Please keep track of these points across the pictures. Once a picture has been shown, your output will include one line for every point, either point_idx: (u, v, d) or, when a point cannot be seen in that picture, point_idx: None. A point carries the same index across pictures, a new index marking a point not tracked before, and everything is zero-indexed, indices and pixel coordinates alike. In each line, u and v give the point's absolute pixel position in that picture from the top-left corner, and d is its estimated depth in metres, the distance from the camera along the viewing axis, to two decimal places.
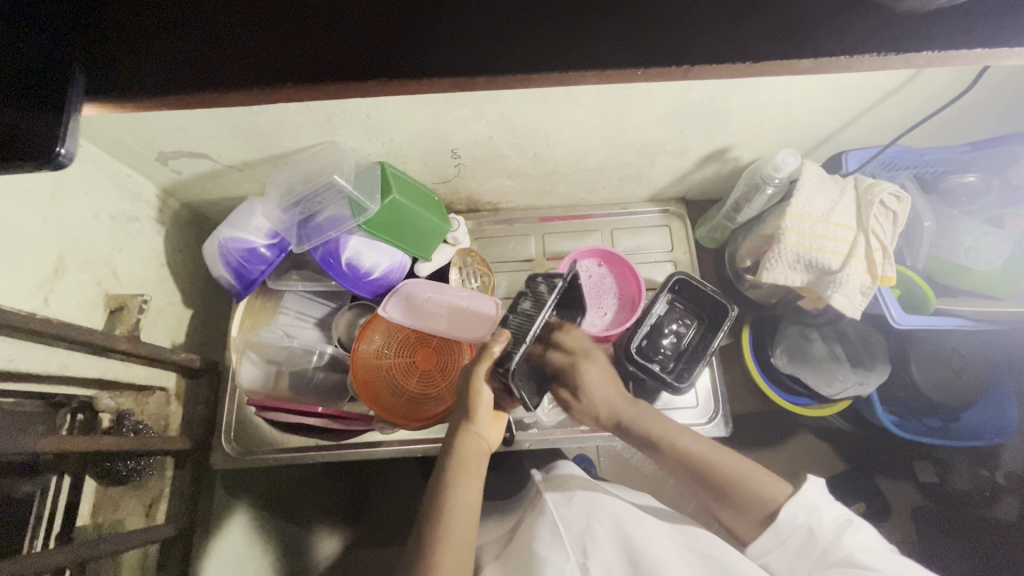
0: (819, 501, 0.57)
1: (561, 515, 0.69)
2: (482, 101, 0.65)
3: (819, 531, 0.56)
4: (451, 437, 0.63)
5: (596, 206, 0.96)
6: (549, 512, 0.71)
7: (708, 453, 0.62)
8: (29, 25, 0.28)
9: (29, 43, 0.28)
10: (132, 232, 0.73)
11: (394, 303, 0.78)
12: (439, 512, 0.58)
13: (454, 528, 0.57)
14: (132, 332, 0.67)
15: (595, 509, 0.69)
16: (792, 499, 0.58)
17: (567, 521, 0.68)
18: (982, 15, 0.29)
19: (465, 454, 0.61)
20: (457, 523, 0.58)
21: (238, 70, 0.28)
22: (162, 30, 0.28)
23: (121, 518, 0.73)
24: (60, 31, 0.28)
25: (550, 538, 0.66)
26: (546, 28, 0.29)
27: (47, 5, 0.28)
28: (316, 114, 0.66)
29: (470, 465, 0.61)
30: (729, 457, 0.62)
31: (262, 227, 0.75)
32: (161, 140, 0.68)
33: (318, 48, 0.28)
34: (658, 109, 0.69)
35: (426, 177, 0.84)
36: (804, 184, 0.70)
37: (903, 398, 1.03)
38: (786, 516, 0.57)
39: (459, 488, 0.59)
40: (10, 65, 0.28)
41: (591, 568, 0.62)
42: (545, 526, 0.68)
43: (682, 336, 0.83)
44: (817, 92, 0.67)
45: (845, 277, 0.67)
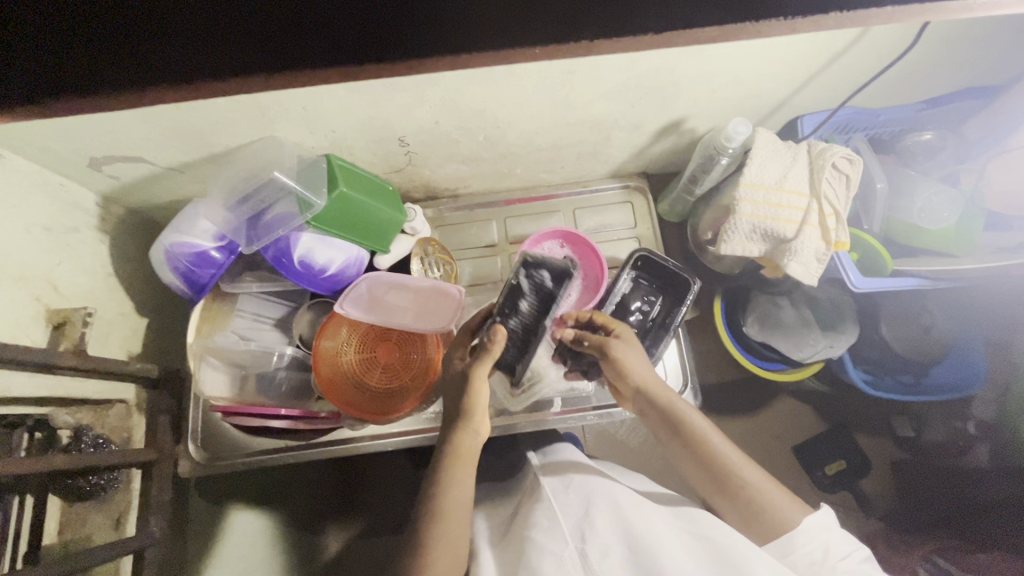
0: (833, 524, 0.61)
1: (558, 501, 0.69)
2: (421, 85, 0.62)
3: (834, 551, 0.59)
4: (445, 433, 0.64)
5: (557, 186, 0.94)
6: (546, 498, 0.70)
7: (737, 459, 0.64)
8: None
9: None
10: (72, 243, 0.70)
11: (361, 288, 0.77)
12: (436, 497, 0.60)
13: (450, 516, 0.59)
14: (77, 347, 0.65)
15: (592, 496, 0.68)
16: (814, 518, 0.60)
17: (565, 507, 0.68)
18: None
19: (459, 449, 0.63)
20: (456, 512, 0.60)
21: None
22: None
23: (89, 533, 0.72)
24: None
25: (549, 524, 0.65)
26: None
27: None
28: (249, 109, 0.63)
29: (463, 462, 0.62)
30: (758, 474, 0.63)
31: (209, 230, 0.72)
32: (90, 146, 0.65)
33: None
34: (605, 84, 0.67)
35: (377, 168, 0.81)
36: (757, 153, 0.69)
37: (874, 357, 1.05)
38: (802, 536, 0.59)
39: (455, 480, 0.61)
40: None
41: (590, 553, 0.60)
42: (544, 513, 0.68)
43: (648, 309, 0.81)
44: (764, 57, 0.66)
45: (800, 245, 0.66)
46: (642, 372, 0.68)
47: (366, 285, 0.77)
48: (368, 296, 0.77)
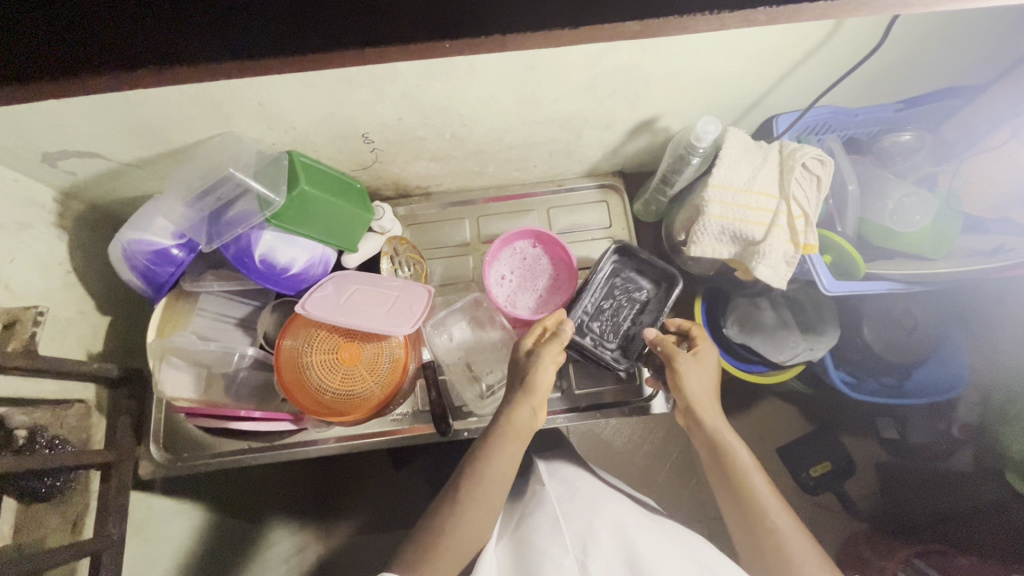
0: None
1: (562, 510, 0.68)
2: (379, 80, 0.61)
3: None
4: (507, 406, 0.67)
5: (532, 185, 0.93)
6: (552, 505, 0.69)
7: (772, 501, 0.62)
8: None
9: None
10: (26, 240, 0.69)
11: (327, 289, 0.76)
12: (477, 468, 0.63)
13: (486, 489, 0.63)
14: (27, 348, 0.63)
15: (596, 508, 0.67)
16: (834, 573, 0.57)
17: (569, 516, 0.66)
18: None
19: (513, 427, 0.65)
20: (492, 486, 0.63)
21: None
22: None
23: (43, 535, 0.69)
24: None
25: (549, 532, 0.64)
26: None
27: None
28: (202, 103, 0.61)
29: (511, 442, 0.64)
30: (792, 526, 0.60)
31: (168, 227, 0.70)
32: (41, 140, 0.63)
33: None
34: (571, 80, 0.65)
35: (344, 165, 0.80)
36: (725, 152, 0.67)
37: (855, 359, 1.03)
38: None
39: (497, 456, 0.64)
40: None
41: (590, 565, 0.59)
42: (545, 521, 0.66)
43: (636, 293, 0.81)
44: (733, 54, 0.64)
45: (768, 247, 0.65)
46: (702, 391, 0.68)
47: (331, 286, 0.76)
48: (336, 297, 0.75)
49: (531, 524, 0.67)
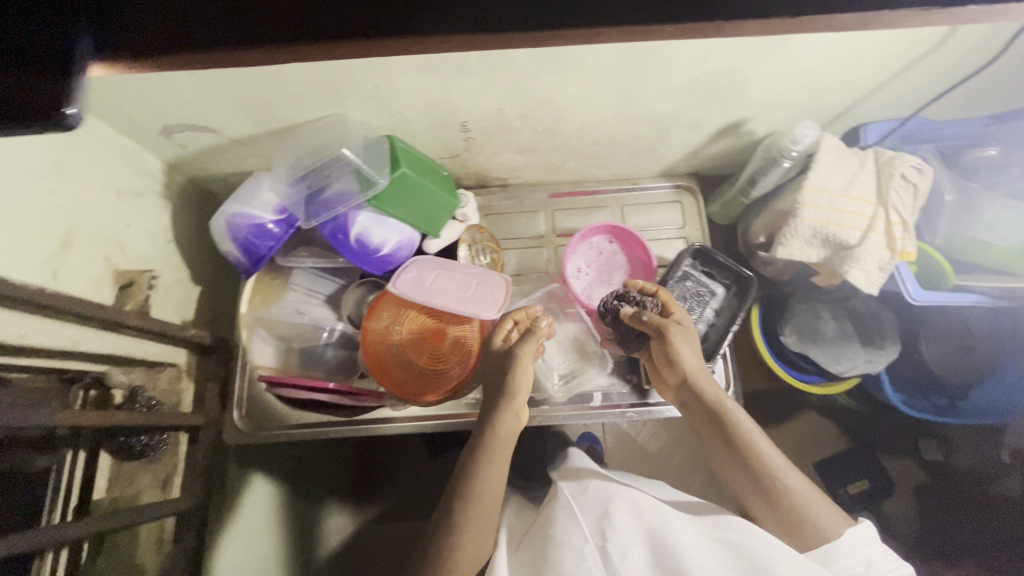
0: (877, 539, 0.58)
1: (578, 501, 0.67)
2: (492, 70, 0.63)
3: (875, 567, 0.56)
4: (491, 413, 0.69)
5: (606, 182, 0.94)
6: (564, 499, 0.68)
7: (779, 463, 0.63)
8: None
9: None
10: (139, 207, 0.72)
11: (411, 273, 0.77)
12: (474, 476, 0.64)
13: (482, 495, 0.63)
14: (141, 309, 0.68)
15: (613, 496, 0.67)
16: (858, 529, 0.58)
17: (583, 506, 0.66)
18: None
19: (501, 432, 0.67)
20: (491, 488, 0.64)
21: (247, 27, 0.27)
22: None
23: (137, 492, 0.74)
24: None
25: (568, 522, 0.64)
26: None
27: None
28: (323, 85, 0.64)
29: (500, 447, 0.66)
30: (796, 477, 0.63)
31: (270, 202, 0.73)
32: (165, 112, 0.66)
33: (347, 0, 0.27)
34: (673, 78, 0.67)
35: (435, 152, 0.82)
36: (822, 157, 0.68)
37: (909, 376, 1.03)
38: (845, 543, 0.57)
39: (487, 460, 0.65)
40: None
41: (610, 550, 0.59)
42: (562, 512, 0.66)
43: (711, 296, 0.81)
44: (838, 60, 0.65)
45: (863, 252, 0.66)
46: (692, 361, 0.69)
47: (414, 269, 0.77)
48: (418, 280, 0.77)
49: (550, 515, 0.67)
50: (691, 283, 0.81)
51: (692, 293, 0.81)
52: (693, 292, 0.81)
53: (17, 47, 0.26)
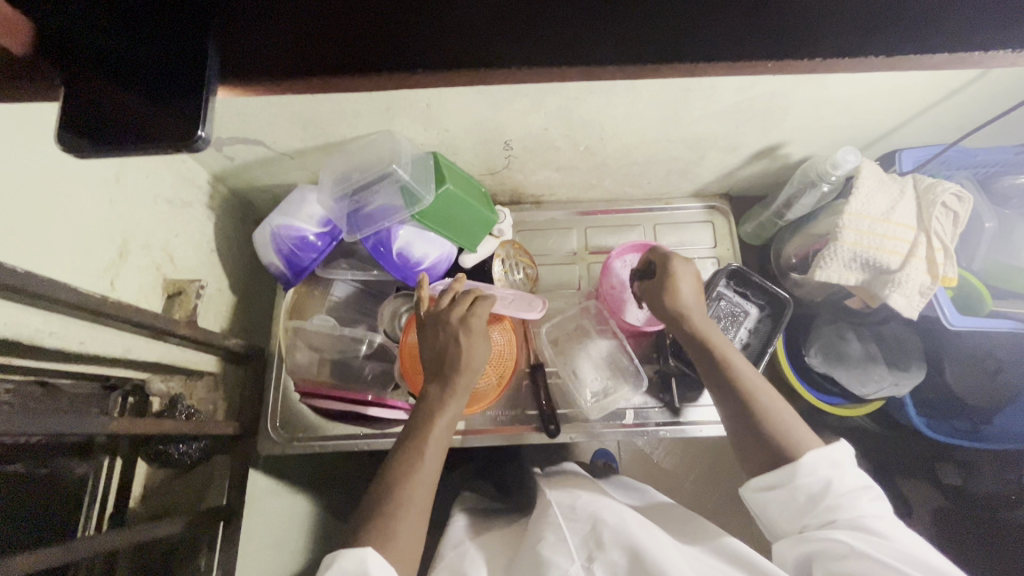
0: (845, 460, 0.57)
1: (565, 516, 0.66)
2: (543, 93, 0.64)
3: (837, 486, 0.55)
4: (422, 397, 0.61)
5: (638, 201, 0.95)
6: (552, 514, 0.66)
7: (761, 388, 0.61)
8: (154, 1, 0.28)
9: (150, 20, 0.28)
10: (186, 217, 0.73)
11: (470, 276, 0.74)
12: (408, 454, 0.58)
13: (419, 489, 0.56)
14: (190, 316, 0.68)
15: (599, 510, 0.65)
16: (818, 451, 0.57)
17: (572, 522, 0.65)
18: None
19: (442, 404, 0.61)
20: (431, 466, 0.58)
21: (360, 55, 0.28)
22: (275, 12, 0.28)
23: (173, 500, 0.74)
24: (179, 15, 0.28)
25: (554, 540, 0.63)
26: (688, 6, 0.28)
27: None
28: (377, 103, 0.65)
29: (432, 438, 0.59)
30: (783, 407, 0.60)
31: (315, 215, 0.75)
32: (219, 125, 0.68)
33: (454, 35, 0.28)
34: (717, 103, 0.68)
35: (474, 169, 0.83)
36: (862, 182, 0.69)
37: (932, 399, 1.03)
38: (806, 468, 0.56)
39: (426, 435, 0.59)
40: (131, 44, 0.27)
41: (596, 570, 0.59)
42: (549, 528, 0.65)
43: (744, 316, 0.81)
44: (880, 90, 0.67)
45: (905, 276, 0.66)
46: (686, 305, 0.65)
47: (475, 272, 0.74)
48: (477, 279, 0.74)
49: (539, 532, 0.65)
50: (725, 304, 0.81)
51: (727, 315, 0.81)
52: (727, 314, 0.81)
53: (153, 72, 0.27)
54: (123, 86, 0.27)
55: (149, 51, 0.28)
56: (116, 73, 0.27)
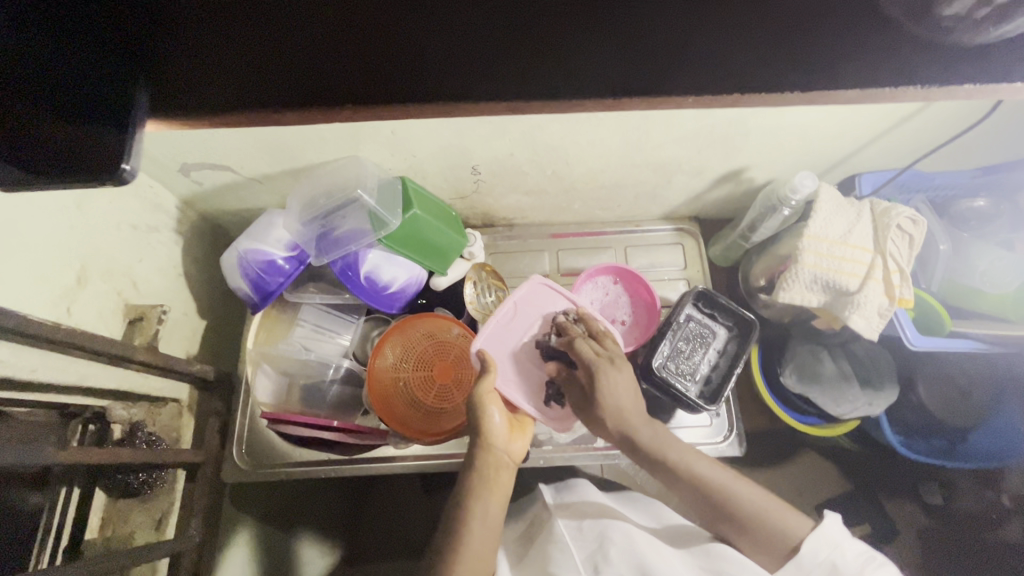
0: (840, 538, 0.56)
1: (573, 537, 0.69)
2: (505, 120, 0.65)
3: (844, 566, 0.55)
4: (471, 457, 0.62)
5: (610, 223, 0.97)
6: (561, 533, 0.69)
7: (721, 479, 0.60)
8: (86, 35, 0.28)
9: (84, 54, 0.28)
10: (152, 242, 0.73)
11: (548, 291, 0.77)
12: (461, 527, 0.57)
13: (476, 541, 0.56)
14: (150, 342, 0.67)
15: (606, 529, 0.69)
16: (814, 533, 0.56)
17: (579, 541, 0.68)
18: (1013, 51, 0.31)
19: (484, 469, 0.60)
20: (493, 514, 0.58)
21: (294, 90, 0.30)
22: (200, 43, 0.29)
23: (131, 531, 0.72)
24: (113, 52, 0.28)
25: (563, 556, 0.65)
26: (609, 40, 0.30)
27: (98, 24, 0.29)
28: (342, 130, 0.66)
29: (496, 485, 0.60)
30: (747, 488, 0.60)
31: (282, 240, 0.76)
32: (185, 152, 0.68)
33: (397, 76, 0.30)
34: (677, 130, 0.70)
35: (444, 193, 0.84)
36: (820, 207, 0.71)
37: (910, 418, 1.02)
38: (808, 552, 0.56)
39: (479, 506, 0.58)
40: (64, 80, 0.28)
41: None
42: (557, 545, 0.68)
43: (713, 336, 0.82)
44: (834, 118, 0.69)
45: (863, 298, 0.68)
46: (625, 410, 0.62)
47: (539, 285, 0.77)
48: (532, 296, 0.76)
49: (545, 550, 0.68)
50: (693, 325, 0.82)
51: (695, 335, 0.82)
52: (696, 334, 0.82)
53: (90, 102, 0.28)
54: (55, 118, 0.28)
55: (80, 86, 0.28)
56: (47, 104, 0.28)
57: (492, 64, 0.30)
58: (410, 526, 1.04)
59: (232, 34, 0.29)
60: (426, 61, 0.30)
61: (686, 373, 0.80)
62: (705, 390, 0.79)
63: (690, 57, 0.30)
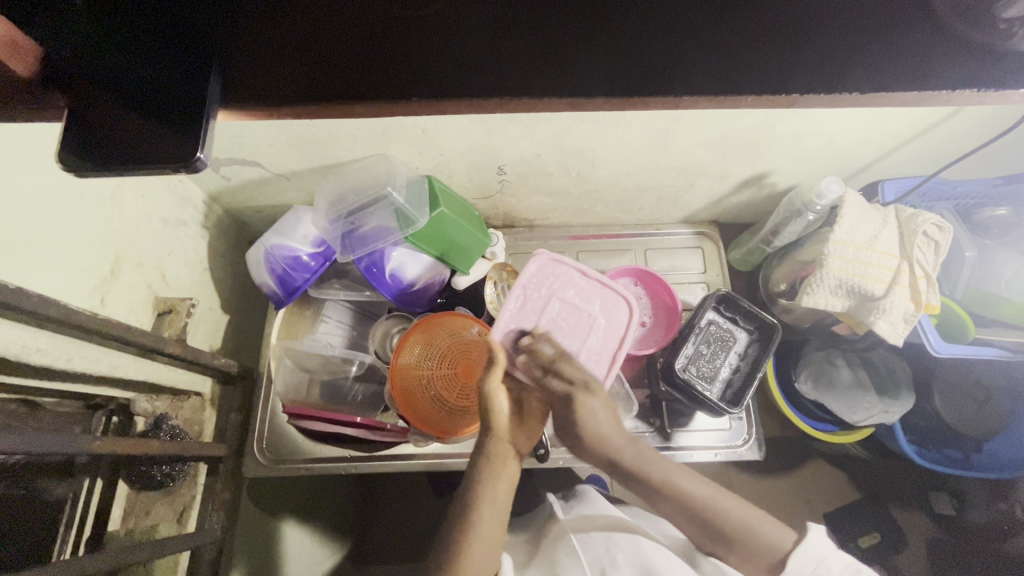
0: (826, 550, 0.54)
1: (580, 540, 0.69)
2: (536, 121, 0.66)
3: None
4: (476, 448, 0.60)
5: (630, 226, 0.97)
6: (567, 538, 0.70)
7: (705, 493, 0.58)
8: (152, 26, 0.29)
9: (152, 45, 0.29)
10: (180, 236, 0.73)
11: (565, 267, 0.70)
12: (466, 520, 0.57)
13: (482, 541, 0.56)
14: (179, 335, 0.67)
15: (613, 535, 0.69)
16: (799, 549, 0.54)
17: (587, 546, 0.68)
18: None
19: (491, 461, 0.59)
20: (498, 503, 0.58)
21: (346, 81, 0.30)
22: (261, 34, 0.29)
23: (154, 524, 0.72)
24: (179, 43, 0.29)
25: (569, 561, 0.66)
26: (677, 39, 0.30)
27: (159, 11, 0.28)
28: (374, 128, 0.66)
29: (504, 474, 0.59)
30: (736, 503, 0.58)
31: (308, 236, 0.77)
32: (217, 147, 0.68)
33: (464, 70, 0.30)
34: (705, 134, 0.70)
35: (468, 193, 0.85)
36: (846, 212, 0.71)
37: (924, 427, 1.01)
38: (794, 567, 0.54)
39: (485, 501, 0.57)
40: (131, 68, 0.28)
41: None
42: (563, 548, 0.69)
43: (735, 341, 0.82)
44: (862, 125, 0.69)
45: (889, 304, 0.68)
46: (605, 438, 0.59)
47: (548, 262, 0.70)
48: (542, 275, 0.69)
49: (553, 554, 0.69)
50: (715, 330, 0.82)
51: (717, 339, 0.82)
52: (719, 339, 0.82)
53: (162, 91, 0.28)
54: (124, 105, 0.28)
55: (155, 74, 0.29)
56: (118, 91, 0.28)
57: (551, 61, 0.30)
58: (422, 524, 1.06)
59: (287, 20, 0.29)
60: (495, 51, 0.30)
61: (709, 377, 0.80)
62: (727, 391, 0.80)
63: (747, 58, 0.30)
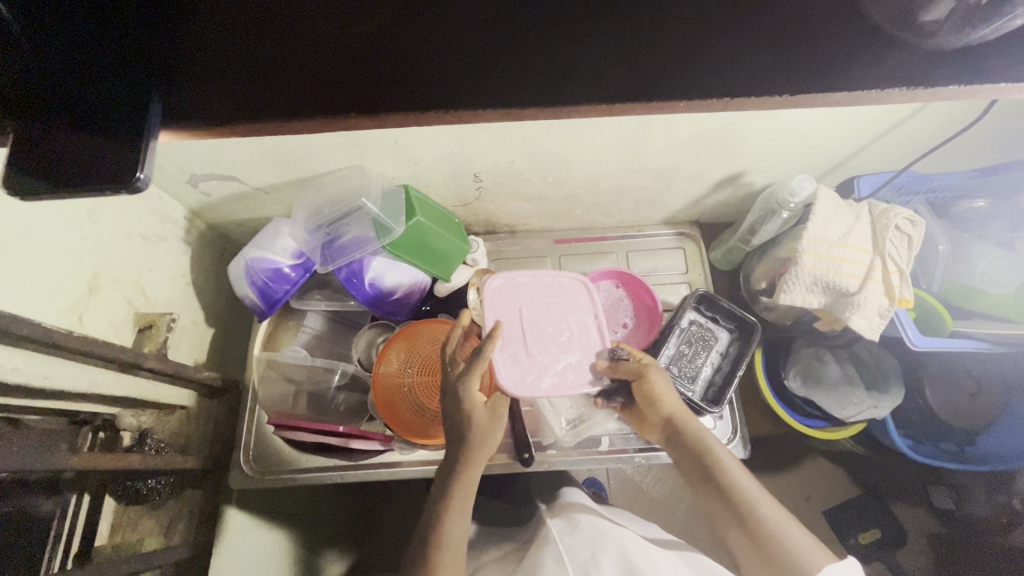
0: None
1: (567, 543, 0.69)
2: (505, 128, 0.67)
3: None
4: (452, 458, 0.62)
5: (612, 229, 0.97)
6: (554, 540, 0.70)
7: (756, 494, 0.58)
8: (98, 55, 0.30)
9: (96, 72, 0.30)
10: (160, 251, 0.74)
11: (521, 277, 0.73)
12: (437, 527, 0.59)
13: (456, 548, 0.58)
14: (160, 348, 0.69)
15: (600, 538, 0.69)
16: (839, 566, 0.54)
17: (573, 549, 0.68)
18: (991, 54, 0.31)
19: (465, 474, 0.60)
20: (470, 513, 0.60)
21: (285, 99, 0.31)
22: (208, 61, 0.31)
23: (139, 538, 0.72)
24: (124, 70, 0.30)
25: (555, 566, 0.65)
26: (602, 53, 0.31)
27: (106, 39, 0.30)
28: (346, 140, 0.67)
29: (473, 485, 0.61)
30: (775, 511, 0.57)
31: (288, 248, 0.78)
32: (193, 164, 0.70)
33: (398, 87, 0.31)
34: (676, 136, 0.70)
35: (448, 201, 0.86)
36: (819, 209, 0.71)
37: (916, 421, 1.01)
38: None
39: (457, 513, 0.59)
40: (74, 91, 0.29)
41: None
42: (550, 552, 0.69)
43: (715, 340, 0.82)
44: (830, 123, 0.69)
45: (863, 299, 0.68)
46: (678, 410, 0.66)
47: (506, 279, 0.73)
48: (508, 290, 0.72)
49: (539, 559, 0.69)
50: (694, 330, 0.82)
51: (697, 338, 0.82)
52: (699, 338, 0.82)
53: (104, 115, 0.29)
54: (69, 126, 0.29)
55: (97, 96, 0.29)
56: (63, 112, 0.29)
57: (482, 77, 0.31)
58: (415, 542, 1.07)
59: (225, 49, 0.30)
60: (429, 68, 0.31)
61: (691, 377, 0.80)
62: (710, 390, 0.80)
63: (681, 65, 0.31)
